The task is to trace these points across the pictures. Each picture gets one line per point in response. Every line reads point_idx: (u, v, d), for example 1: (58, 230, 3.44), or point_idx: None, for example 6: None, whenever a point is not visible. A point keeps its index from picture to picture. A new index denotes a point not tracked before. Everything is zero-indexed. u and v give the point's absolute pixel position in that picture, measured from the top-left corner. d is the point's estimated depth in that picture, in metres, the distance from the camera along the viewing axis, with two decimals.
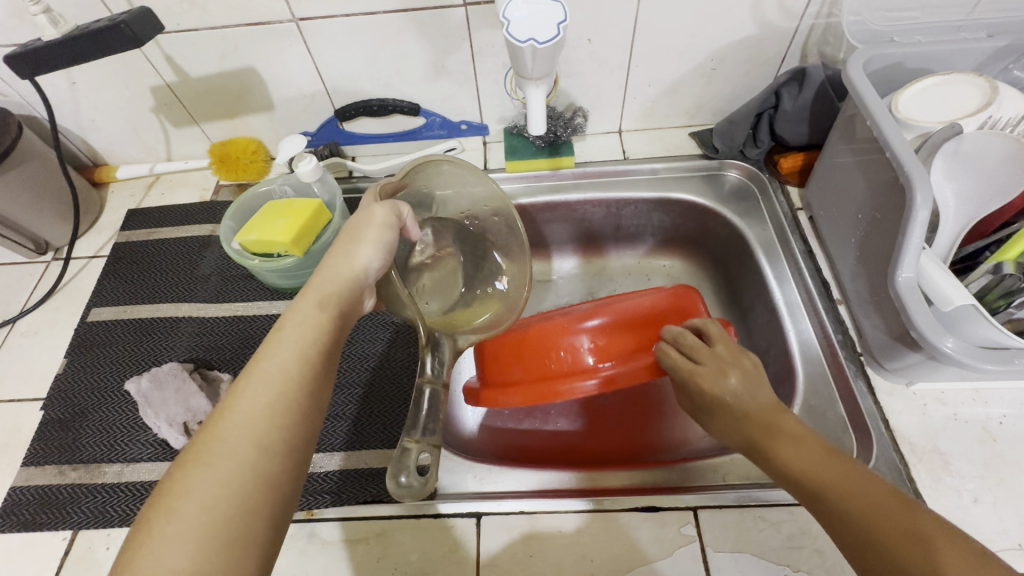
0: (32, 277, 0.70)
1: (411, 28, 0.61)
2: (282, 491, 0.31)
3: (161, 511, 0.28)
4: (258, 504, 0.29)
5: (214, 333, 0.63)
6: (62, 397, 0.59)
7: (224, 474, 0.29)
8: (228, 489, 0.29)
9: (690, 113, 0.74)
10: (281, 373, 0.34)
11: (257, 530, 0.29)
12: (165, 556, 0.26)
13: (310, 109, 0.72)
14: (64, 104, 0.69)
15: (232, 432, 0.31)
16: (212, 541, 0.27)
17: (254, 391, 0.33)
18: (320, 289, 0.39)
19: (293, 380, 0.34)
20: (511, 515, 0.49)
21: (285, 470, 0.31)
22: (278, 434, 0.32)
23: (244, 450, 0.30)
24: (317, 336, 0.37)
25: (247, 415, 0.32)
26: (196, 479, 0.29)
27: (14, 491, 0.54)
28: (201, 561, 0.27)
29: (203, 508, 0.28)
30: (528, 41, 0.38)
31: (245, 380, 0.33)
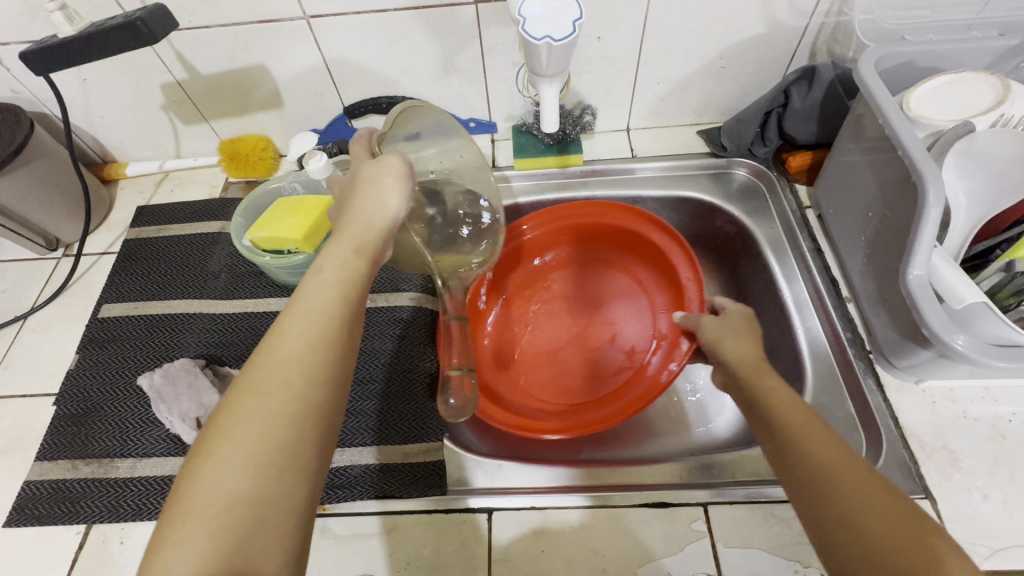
0: (43, 273, 0.71)
1: (422, 25, 0.62)
2: (330, 421, 0.32)
3: (218, 439, 0.29)
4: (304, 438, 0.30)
5: (225, 329, 0.63)
6: (74, 393, 0.60)
7: (269, 406, 0.30)
8: (280, 419, 0.30)
9: (699, 111, 0.74)
10: (319, 312, 0.33)
11: (308, 457, 0.30)
12: (224, 479, 0.27)
13: (320, 106, 0.72)
14: (74, 101, 0.69)
15: (280, 364, 0.31)
16: (268, 467, 0.28)
17: (300, 324, 0.32)
18: (359, 233, 0.37)
19: (332, 322, 0.33)
20: (523, 510, 0.49)
21: (332, 401, 0.32)
22: (323, 366, 0.32)
23: (294, 382, 0.31)
24: (356, 271, 0.36)
25: (294, 347, 0.32)
26: (249, 408, 0.29)
27: (27, 485, 0.54)
28: (259, 483, 0.28)
29: (258, 436, 0.29)
30: (544, 38, 0.38)
31: (290, 313, 0.33)
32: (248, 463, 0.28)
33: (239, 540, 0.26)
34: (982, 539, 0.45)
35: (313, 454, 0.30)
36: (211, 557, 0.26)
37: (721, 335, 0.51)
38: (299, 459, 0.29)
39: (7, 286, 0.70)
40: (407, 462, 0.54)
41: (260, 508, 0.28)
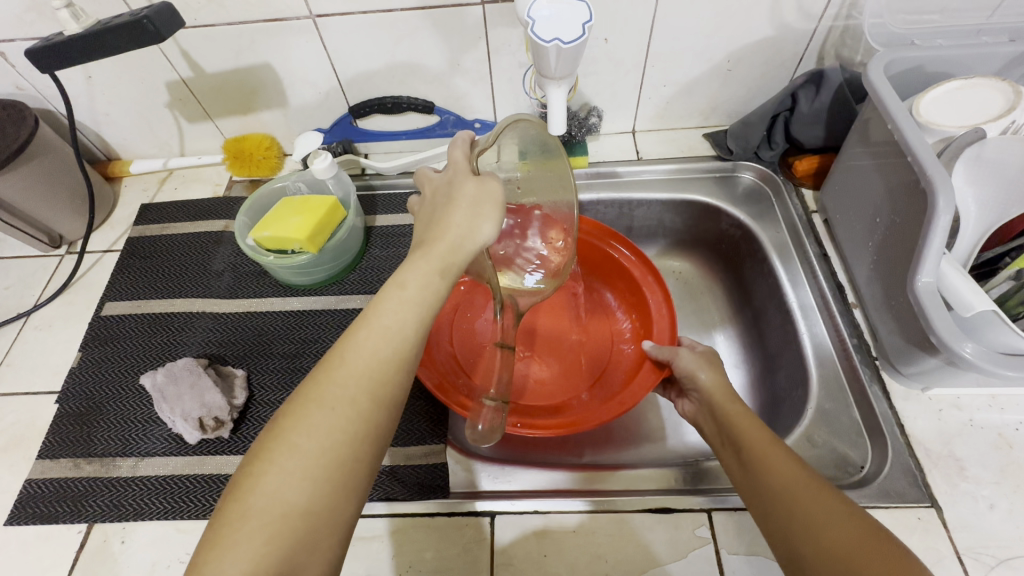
0: (46, 270, 0.70)
1: (428, 25, 0.61)
2: (381, 442, 0.33)
3: (281, 445, 0.31)
4: (354, 457, 0.32)
5: (229, 328, 0.63)
6: (77, 391, 0.59)
7: (328, 421, 0.32)
8: (340, 436, 0.32)
9: (705, 114, 0.74)
10: (383, 335, 0.34)
11: (357, 476, 0.32)
12: (284, 486, 0.30)
13: (325, 106, 0.72)
14: (79, 98, 0.69)
15: (348, 381, 0.33)
16: (323, 481, 0.31)
17: (372, 345, 0.34)
18: (445, 256, 0.37)
19: (392, 347, 0.34)
20: (525, 514, 0.49)
21: (387, 423, 0.34)
22: (386, 390, 0.34)
23: (358, 401, 0.33)
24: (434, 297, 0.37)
25: (361, 366, 0.33)
26: (314, 420, 0.32)
27: (29, 484, 0.54)
28: (314, 495, 0.30)
29: (319, 450, 0.31)
30: (553, 41, 0.37)
31: (366, 330, 0.34)
32: (306, 474, 0.30)
33: (290, 549, 0.29)
34: (988, 548, 0.45)
35: (362, 474, 0.32)
36: (265, 559, 0.28)
37: (696, 367, 0.51)
38: (350, 477, 0.31)
39: (10, 283, 0.69)
40: (410, 464, 0.53)
41: (313, 519, 0.30)
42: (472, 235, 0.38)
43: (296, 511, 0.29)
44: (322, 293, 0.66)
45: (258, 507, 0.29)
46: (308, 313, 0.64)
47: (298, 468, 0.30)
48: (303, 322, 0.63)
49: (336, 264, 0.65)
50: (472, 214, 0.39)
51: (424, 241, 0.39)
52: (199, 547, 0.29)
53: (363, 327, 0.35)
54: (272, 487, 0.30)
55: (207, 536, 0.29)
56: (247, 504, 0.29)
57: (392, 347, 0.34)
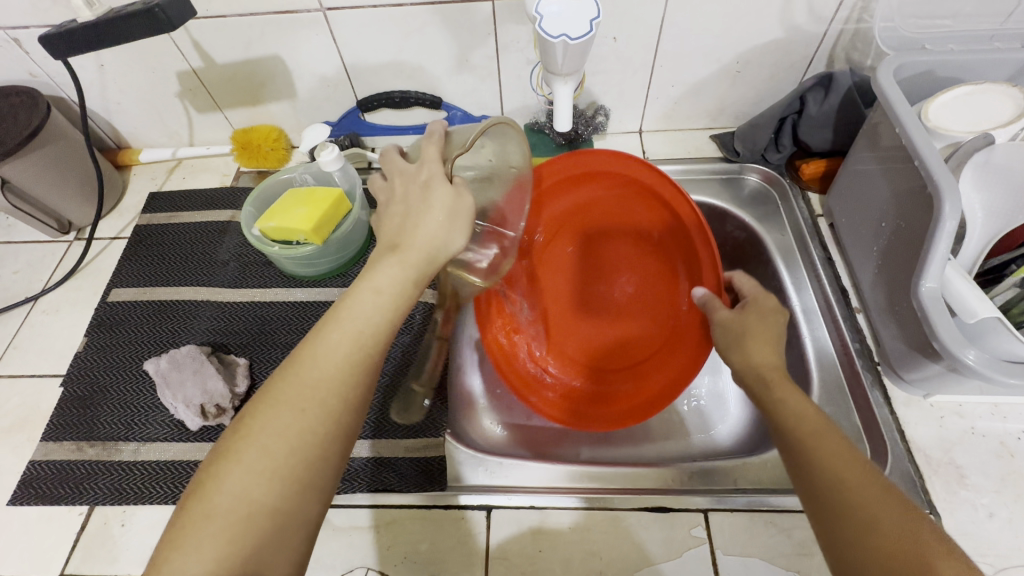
0: (55, 256, 0.71)
1: (438, 20, 0.62)
2: (347, 442, 0.34)
3: (247, 444, 0.31)
4: (320, 454, 0.32)
5: (232, 318, 0.64)
6: (81, 375, 0.60)
7: (294, 419, 0.32)
8: (306, 435, 0.32)
9: (713, 115, 0.74)
10: (353, 333, 0.35)
11: (322, 476, 0.32)
12: (247, 487, 0.30)
13: (334, 99, 0.72)
14: (91, 86, 0.70)
15: (315, 381, 0.33)
16: (288, 480, 0.31)
17: (339, 344, 0.35)
18: (419, 261, 0.37)
19: (359, 348, 0.35)
20: (521, 509, 0.49)
21: (353, 424, 0.34)
22: (353, 391, 0.34)
23: (323, 401, 0.33)
24: (400, 300, 0.37)
25: (329, 366, 0.34)
26: (280, 421, 0.32)
27: (32, 465, 0.55)
28: (277, 495, 0.31)
29: (284, 450, 0.31)
30: (561, 36, 0.38)
31: (332, 329, 0.35)
32: (270, 473, 0.31)
33: (254, 545, 0.29)
34: (986, 557, 0.45)
35: (328, 471, 0.33)
36: (228, 557, 0.28)
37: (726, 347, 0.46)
38: (315, 476, 0.32)
39: (19, 267, 0.70)
40: (408, 456, 0.53)
41: (277, 518, 0.30)
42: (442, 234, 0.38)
43: (260, 508, 0.30)
44: (326, 285, 0.66)
45: (223, 505, 0.30)
46: (311, 304, 0.65)
47: (264, 465, 0.31)
48: (306, 314, 0.63)
49: (340, 256, 0.66)
50: (448, 220, 0.38)
51: (395, 242, 0.38)
52: (164, 545, 0.29)
53: (331, 326, 0.35)
54: (237, 485, 0.30)
55: (171, 529, 0.29)
56: (213, 500, 0.30)
57: (359, 347, 0.35)
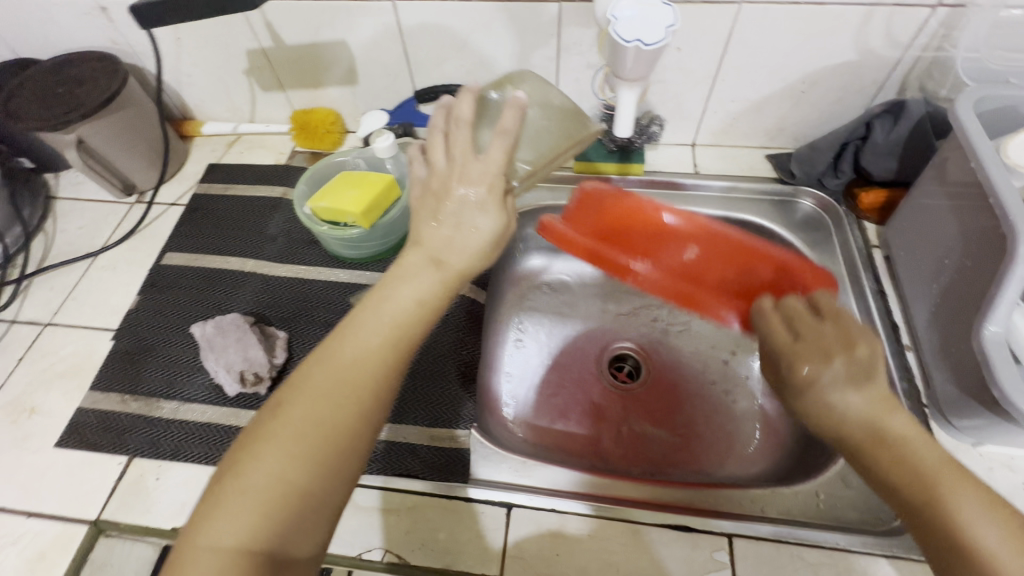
0: (116, 216, 0.75)
1: (503, 18, 0.62)
2: (374, 430, 0.34)
3: (279, 424, 0.32)
4: (350, 437, 0.33)
5: (276, 291, 0.65)
6: (132, 331, 0.63)
7: (327, 402, 0.33)
8: (335, 419, 0.33)
9: (771, 134, 0.72)
10: (386, 327, 0.36)
11: (350, 460, 0.33)
12: (277, 465, 0.31)
13: (392, 88, 0.73)
14: (166, 57, 0.73)
15: (345, 368, 0.34)
16: (317, 461, 0.31)
17: (369, 333, 0.35)
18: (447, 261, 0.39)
19: (390, 337, 0.36)
20: (541, 511, 0.49)
21: (380, 412, 0.35)
22: (380, 382, 0.35)
23: (352, 388, 0.34)
24: (428, 296, 0.38)
25: (359, 354, 0.35)
26: (311, 403, 0.33)
27: (79, 411, 0.57)
28: (305, 475, 0.31)
29: (313, 432, 0.32)
30: (634, 41, 0.37)
31: (363, 319, 0.36)
32: (300, 454, 0.31)
33: (283, 522, 0.30)
34: None
35: (354, 456, 0.33)
36: (258, 530, 0.29)
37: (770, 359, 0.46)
38: (341, 460, 0.32)
39: (84, 224, 0.74)
40: (432, 444, 0.54)
41: (304, 499, 0.31)
42: (474, 232, 0.39)
43: (292, 484, 0.31)
44: (367, 269, 0.67)
45: (255, 479, 0.30)
46: (351, 285, 0.66)
47: (298, 444, 0.31)
48: (345, 294, 0.65)
49: (383, 243, 0.67)
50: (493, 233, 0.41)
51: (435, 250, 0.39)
52: (199, 513, 0.30)
53: (367, 318, 0.36)
54: (269, 461, 0.31)
55: (207, 500, 0.30)
56: (246, 477, 0.30)
57: (388, 338, 0.36)
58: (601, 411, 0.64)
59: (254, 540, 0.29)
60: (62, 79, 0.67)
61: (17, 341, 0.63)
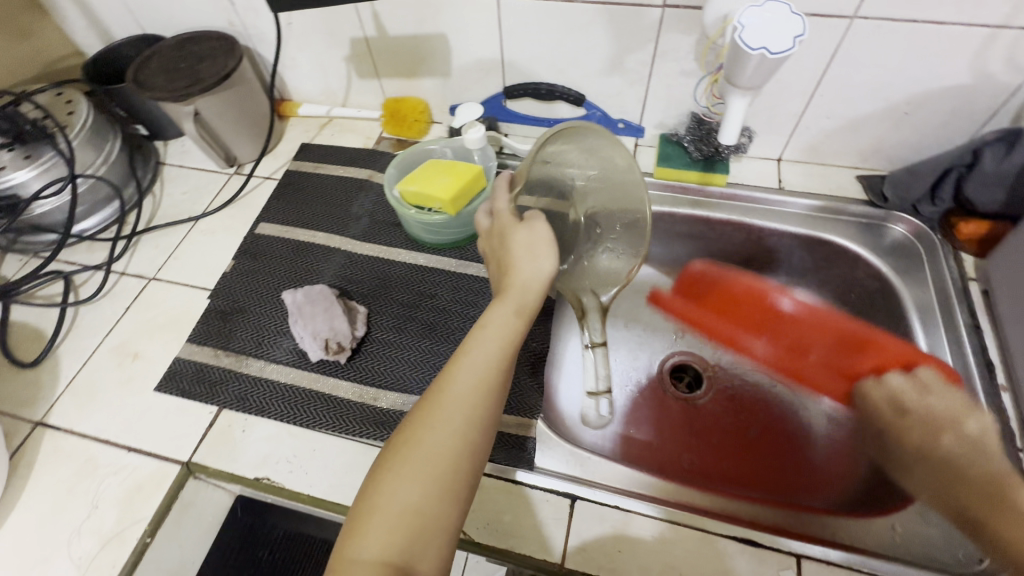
0: (216, 185, 0.80)
1: (604, 21, 0.63)
2: (482, 455, 0.36)
3: (401, 454, 0.34)
4: (470, 463, 0.35)
5: (358, 267, 0.69)
6: (227, 292, 0.67)
7: (446, 430, 0.35)
8: (449, 445, 0.35)
9: (864, 155, 0.70)
10: (483, 358, 0.38)
11: (465, 485, 0.35)
12: (405, 490, 0.33)
13: (482, 83, 0.76)
14: (276, 40, 0.78)
15: (452, 398, 0.36)
16: (439, 485, 0.34)
17: (470, 365, 0.38)
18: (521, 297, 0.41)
19: (494, 367, 0.38)
20: (606, 507, 0.49)
21: (485, 438, 0.37)
22: (483, 409, 0.37)
23: (461, 416, 0.36)
24: (516, 330, 0.40)
25: (463, 385, 0.37)
26: (427, 433, 0.35)
27: (177, 360, 0.62)
28: (429, 499, 0.33)
29: (433, 459, 0.34)
30: (760, 49, 0.37)
31: (461, 354, 0.39)
32: (424, 479, 0.33)
33: (415, 543, 0.32)
34: None
35: (468, 480, 0.35)
36: (396, 549, 0.31)
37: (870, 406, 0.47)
38: (458, 484, 0.34)
39: (188, 189, 0.80)
40: (500, 430, 0.55)
41: (430, 519, 0.33)
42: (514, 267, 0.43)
43: (426, 510, 0.33)
44: (443, 254, 0.70)
45: (390, 505, 0.33)
46: (429, 269, 0.68)
47: (422, 471, 0.34)
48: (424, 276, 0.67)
49: (461, 232, 0.69)
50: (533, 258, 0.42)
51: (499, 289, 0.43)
52: (342, 534, 0.33)
53: (466, 351, 0.39)
54: (402, 489, 0.33)
55: (348, 523, 0.33)
56: (379, 501, 0.33)
57: (487, 369, 0.38)
58: (671, 428, 0.66)
59: (392, 558, 0.31)
60: (186, 56, 0.73)
61: (126, 291, 0.69)
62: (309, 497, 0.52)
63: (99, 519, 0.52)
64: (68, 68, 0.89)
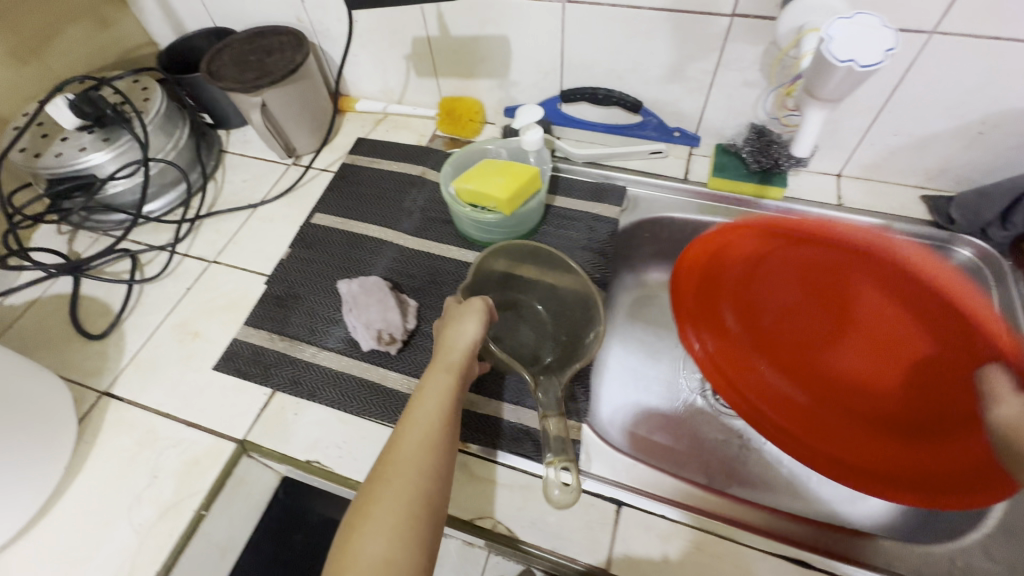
0: (274, 174, 0.83)
1: (669, 28, 0.63)
2: (438, 505, 0.40)
3: (363, 515, 0.37)
4: (427, 515, 0.38)
5: (409, 262, 0.70)
6: (282, 278, 0.70)
7: (400, 493, 0.39)
8: (405, 498, 0.38)
9: (930, 174, 0.68)
10: (427, 419, 0.44)
11: (426, 534, 0.37)
12: (372, 545, 0.35)
13: (539, 86, 0.76)
14: (339, 36, 0.80)
15: (403, 457, 0.41)
16: (402, 538, 0.36)
17: (417, 427, 0.43)
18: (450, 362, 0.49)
19: (438, 426, 0.43)
20: (652, 516, 0.49)
21: (439, 488, 0.40)
22: (433, 462, 0.41)
23: (414, 472, 0.40)
24: (451, 393, 0.46)
25: (412, 444, 0.42)
26: (384, 493, 0.39)
27: (234, 341, 0.64)
28: (394, 550, 0.35)
29: (392, 512, 0.37)
30: (848, 61, 0.37)
31: (406, 420, 0.44)
32: (386, 533, 0.36)
33: None
34: None
35: (427, 529, 0.38)
36: None
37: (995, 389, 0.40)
38: (418, 532, 0.37)
39: (248, 178, 0.83)
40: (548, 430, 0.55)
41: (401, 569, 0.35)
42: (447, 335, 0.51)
43: (392, 561, 0.35)
44: None
45: (357, 561, 0.35)
46: None
47: (385, 526, 0.37)
48: None
49: (512, 232, 0.70)
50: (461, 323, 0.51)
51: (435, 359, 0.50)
52: None
53: (413, 416, 0.44)
54: (368, 544, 0.36)
55: None
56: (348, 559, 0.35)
57: (431, 428, 0.43)
58: (713, 465, 0.65)
59: None
60: (256, 48, 0.76)
61: (189, 272, 0.72)
62: (357, 482, 0.53)
63: (159, 489, 0.54)
64: (140, 58, 0.93)
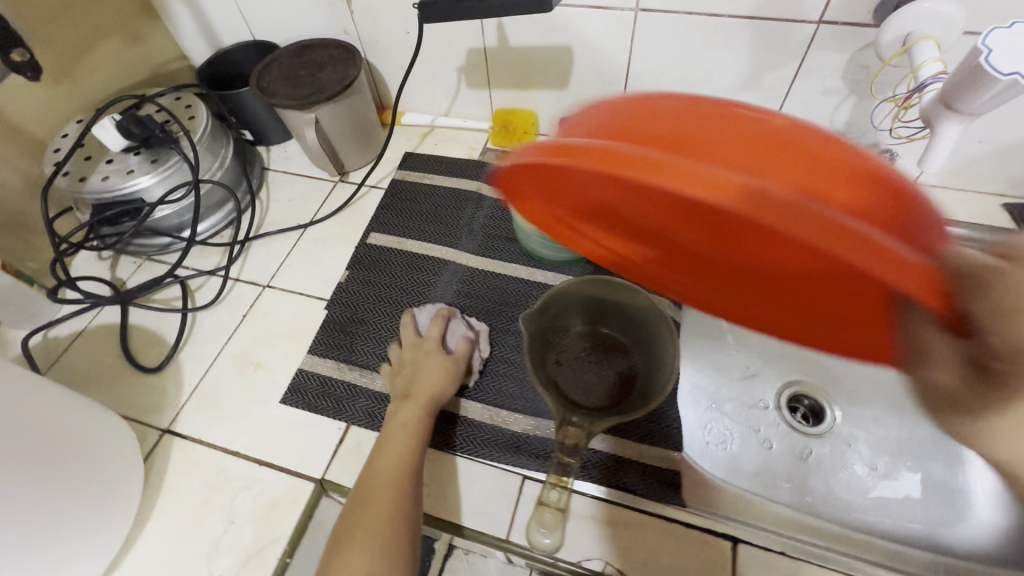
0: (322, 192, 0.79)
1: (748, 37, 0.61)
2: (413, 526, 0.43)
3: (347, 538, 0.41)
4: (402, 535, 0.42)
5: (475, 283, 0.67)
6: (343, 302, 0.66)
7: (381, 511, 0.42)
8: (382, 519, 0.42)
9: (1013, 182, 0.66)
10: (402, 450, 0.47)
11: (402, 552, 0.41)
12: (352, 562, 0.39)
13: (600, 97, 0.74)
14: (389, 48, 0.77)
15: (379, 483, 0.45)
16: (379, 555, 0.40)
17: (391, 456, 0.47)
18: (426, 398, 0.52)
19: (409, 458, 0.47)
20: (771, 553, 0.47)
21: (412, 511, 0.44)
22: (407, 488, 0.45)
23: (387, 494, 0.44)
24: (421, 425, 0.50)
25: (388, 470, 0.46)
26: (363, 515, 0.42)
27: (300, 372, 0.61)
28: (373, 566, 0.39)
29: (370, 534, 0.41)
30: (1012, 75, 0.35)
31: (382, 449, 0.48)
32: (364, 552, 0.40)
33: None
34: None
35: (402, 548, 0.41)
36: None
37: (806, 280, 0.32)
38: (393, 550, 0.40)
39: (294, 196, 0.79)
40: (644, 461, 0.52)
41: None
42: (429, 373, 0.54)
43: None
44: (561, 273, 0.68)
45: None
46: (548, 286, 0.67)
47: (363, 545, 0.40)
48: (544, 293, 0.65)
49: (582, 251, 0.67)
50: (443, 369, 0.54)
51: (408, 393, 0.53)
52: None
53: (388, 446, 0.48)
54: (353, 562, 0.39)
55: None
56: None
57: (404, 459, 0.47)
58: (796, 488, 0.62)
59: None
60: (305, 63, 0.73)
61: (242, 297, 0.69)
62: (450, 523, 0.51)
63: (237, 535, 0.51)
64: (172, 72, 0.89)
